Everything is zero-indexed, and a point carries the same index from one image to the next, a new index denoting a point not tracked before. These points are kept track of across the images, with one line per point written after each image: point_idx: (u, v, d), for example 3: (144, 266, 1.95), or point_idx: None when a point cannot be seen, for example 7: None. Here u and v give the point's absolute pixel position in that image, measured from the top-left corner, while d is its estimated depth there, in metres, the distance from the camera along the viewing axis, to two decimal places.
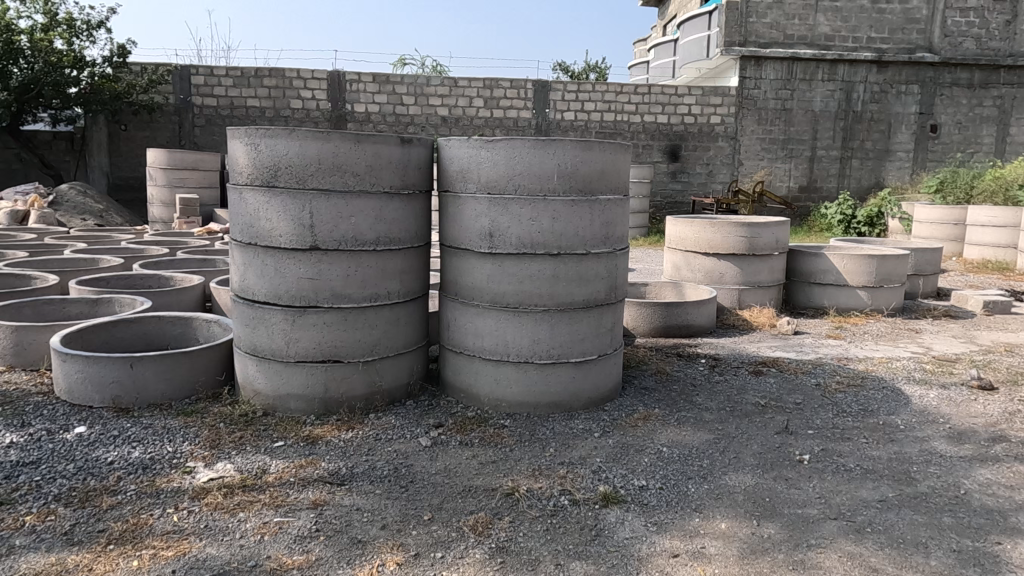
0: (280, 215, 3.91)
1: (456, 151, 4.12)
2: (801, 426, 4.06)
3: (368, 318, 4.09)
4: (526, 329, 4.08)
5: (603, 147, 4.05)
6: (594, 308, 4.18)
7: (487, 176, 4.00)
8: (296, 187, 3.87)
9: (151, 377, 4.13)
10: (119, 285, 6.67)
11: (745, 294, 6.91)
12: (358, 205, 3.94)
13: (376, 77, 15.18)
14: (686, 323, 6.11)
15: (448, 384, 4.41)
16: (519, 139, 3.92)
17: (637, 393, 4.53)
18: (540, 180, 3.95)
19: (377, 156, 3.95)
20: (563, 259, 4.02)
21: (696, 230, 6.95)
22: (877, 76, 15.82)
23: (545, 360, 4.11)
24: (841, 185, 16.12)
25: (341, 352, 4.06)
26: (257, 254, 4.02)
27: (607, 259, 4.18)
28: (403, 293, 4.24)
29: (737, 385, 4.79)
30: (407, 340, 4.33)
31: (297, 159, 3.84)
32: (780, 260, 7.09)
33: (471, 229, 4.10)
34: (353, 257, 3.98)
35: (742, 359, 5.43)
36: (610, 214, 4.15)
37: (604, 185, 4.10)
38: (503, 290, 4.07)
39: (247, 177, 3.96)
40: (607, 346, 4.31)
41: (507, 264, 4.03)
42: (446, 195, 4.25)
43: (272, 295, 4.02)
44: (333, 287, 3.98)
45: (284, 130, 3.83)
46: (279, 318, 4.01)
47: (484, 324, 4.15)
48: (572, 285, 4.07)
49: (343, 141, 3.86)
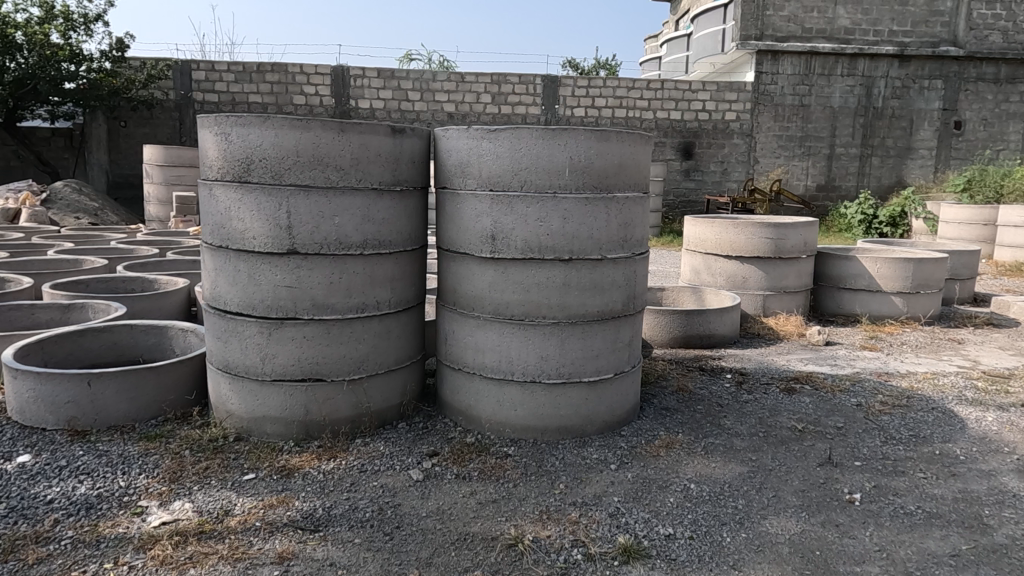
0: (254, 214, 3.44)
1: (454, 143, 3.65)
2: (846, 456, 3.56)
3: (355, 331, 3.62)
4: (533, 344, 3.60)
5: (621, 137, 3.57)
6: (610, 320, 3.69)
7: (490, 170, 3.52)
8: (271, 182, 3.40)
9: (111, 395, 3.67)
10: (99, 289, 6.24)
11: (770, 300, 6.41)
12: (341, 204, 3.47)
13: (381, 72, 14.72)
14: (708, 332, 5.62)
15: (446, 405, 3.94)
16: (525, 127, 3.44)
17: (658, 415, 4.04)
18: (550, 174, 3.46)
19: (364, 148, 3.48)
20: (576, 265, 3.54)
21: (717, 231, 6.44)
22: (899, 70, 15.21)
23: (555, 380, 3.63)
24: (861, 184, 15.55)
25: (324, 370, 3.59)
26: (230, 258, 3.55)
27: (625, 265, 3.68)
28: (394, 303, 3.76)
29: (769, 406, 4.29)
30: (399, 355, 3.86)
31: (272, 150, 3.37)
32: (808, 264, 6.57)
33: (471, 230, 3.62)
34: (337, 263, 3.51)
35: (771, 374, 4.92)
36: (628, 214, 3.66)
37: (622, 181, 3.62)
38: (507, 300, 3.59)
39: (218, 171, 3.50)
40: (624, 363, 3.82)
41: (512, 271, 3.55)
42: (443, 192, 3.77)
43: (246, 305, 3.55)
44: (314, 297, 3.51)
45: (258, 118, 3.37)
46: (254, 331, 3.55)
47: (485, 338, 3.67)
48: (586, 294, 3.59)
49: (325, 131, 3.39)
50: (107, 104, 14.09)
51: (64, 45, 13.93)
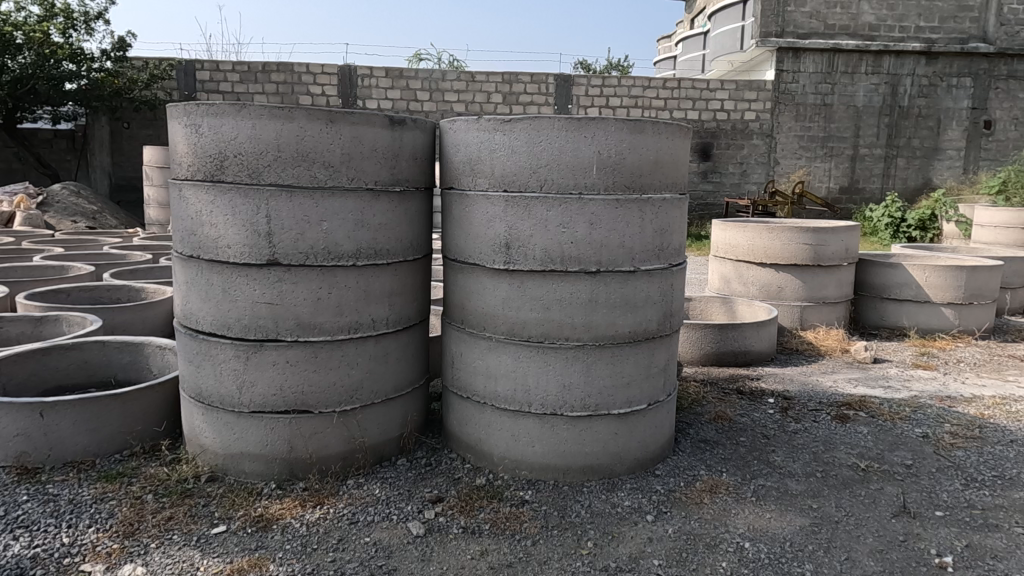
0: (229, 219, 2.94)
1: (462, 137, 3.15)
2: (923, 504, 3.02)
3: (346, 354, 3.12)
4: (553, 371, 3.09)
5: (657, 128, 3.05)
6: (643, 342, 3.17)
7: (504, 167, 3.01)
8: (249, 182, 2.91)
9: (67, 427, 3.19)
10: (81, 299, 5.79)
11: (808, 312, 5.88)
12: (330, 207, 2.97)
13: (389, 71, 14.22)
14: (743, 349, 5.08)
15: (453, 438, 3.44)
16: (545, 116, 2.93)
17: (696, 450, 3.51)
18: (574, 172, 2.95)
19: (356, 142, 2.98)
20: (604, 279, 3.02)
21: (750, 237, 5.89)
22: (926, 68, 14.57)
23: (579, 412, 3.11)
24: (886, 186, 14.92)
25: (311, 400, 3.09)
26: (201, 270, 3.06)
27: (660, 278, 3.16)
28: (393, 322, 3.25)
29: (822, 438, 3.74)
30: (399, 380, 3.36)
31: (249, 144, 2.88)
32: (849, 272, 6.02)
33: (481, 237, 3.11)
34: (325, 276, 3.01)
35: (818, 398, 4.38)
36: (664, 219, 3.14)
37: (658, 180, 3.09)
38: (524, 320, 3.07)
39: (188, 168, 3.01)
40: (659, 392, 3.30)
41: (529, 285, 3.04)
42: (450, 193, 3.26)
43: (220, 325, 3.05)
44: (298, 315, 3.01)
45: (232, 106, 2.88)
46: (230, 355, 3.06)
47: (498, 362, 3.16)
48: (616, 312, 3.07)
49: (311, 121, 2.89)
50: (109, 105, 13.74)
51: (63, 45, 13.57)
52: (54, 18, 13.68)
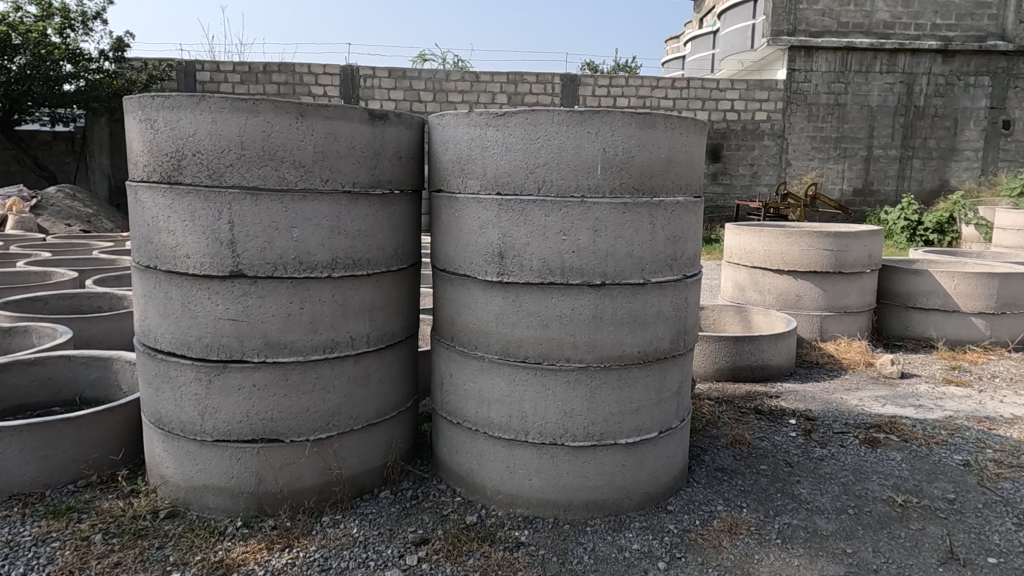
0: (189, 225, 2.62)
1: (451, 133, 2.82)
2: (973, 548, 2.65)
3: (321, 376, 2.79)
4: (553, 397, 2.75)
5: (670, 123, 2.71)
6: (654, 363, 2.82)
7: (497, 167, 2.68)
8: (210, 183, 2.59)
9: (13, 455, 2.87)
10: (59, 307, 5.50)
11: (828, 322, 5.52)
12: (302, 212, 2.64)
13: (391, 72, 13.89)
14: (760, 363, 4.73)
15: (442, 467, 3.11)
16: (544, 109, 2.59)
17: (712, 482, 3.17)
18: (576, 171, 2.61)
19: (331, 139, 2.65)
20: (610, 293, 2.68)
21: (766, 242, 5.53)
22: (942, 67, 14.15)
23: (582, 443, 2.77)
24: (902, 187, 14.50)
25: (281, 428, 2.76)
26: (160, 282, 2.74)
27: (673, 292, 2.82)
28: (375, 339, 2.92)
29: (851, 466, 3.38)
30: (382, 404, 3.02)
31: (210, 142, 2.56)
32: (872, 280, 5.65)
33: (472, 245, 2.77)
34: (296, 289, 2.68)
35: (844, 419, 4.01)
36: (677, 225, 2.79)
37: (671, 181, 2.75)
38: (520, 339, 2.73)
39: (143, 168, 2.69)
40: (672, 418, 2.96)
41: (525, 299, 2.70)
42: (439, 195, 2.93)
43: (180, 344, 2.73)
44: (265, 333, 2.68)
45: (190, 98, 2.55)
46: (191, 377, 2.73)
47: (492, 386, 2.83)
48: (623, 330, 2.72)
49: (279, 115, 2.56)
50: (108, 106, 13.51)
51: (60, 44, 13.35)
52: (51, 18, 13.47)
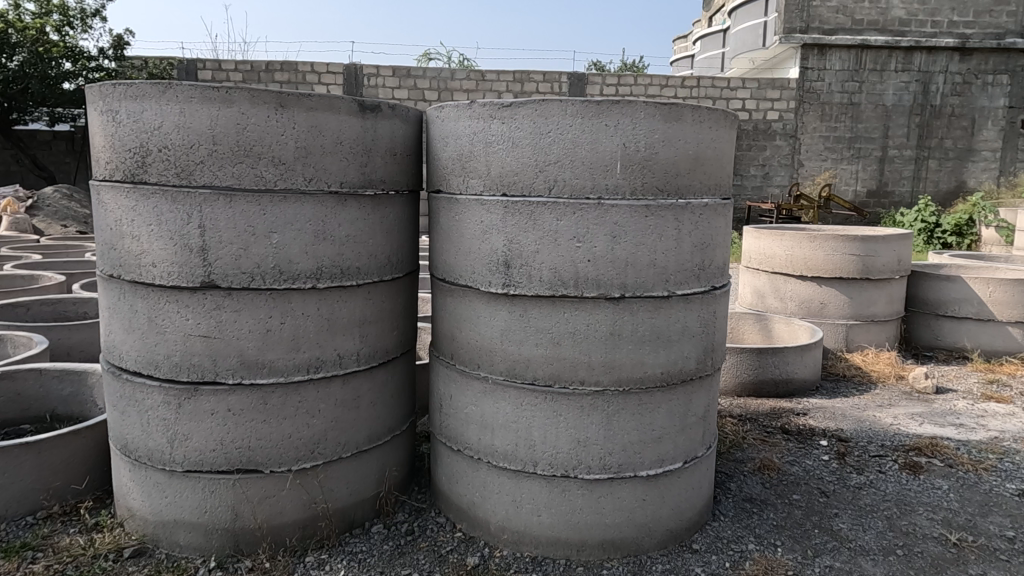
0: (155, 230, 2.32)
1: (451, 127, 2.51)
2: None
3: (305, 399, 2.49)
4: (565, 424, 2.44)
5: (698, 115, 2.39)
6: (679, 385, 2.51)
7: (503, 165, 2.37)
8: (178, 182, 2.28)
9: None
10: (41, 313, 5.23)
11: (854, 332, 5.20)
12: (282, 215, 2.34)
13: (396, 70, 13.57)
14: (785, 377, 4.41)
15: (442, 498, 2.80)
16: (556, 99, 2.28)
17: (741, 515, 2.85)
18: (591, 169, 2.30)
19: (316, 133, 2.35)
20: (629, 308, 2.37)
21: (788, 246, 5.20)
22: (959, 65, 13.76)
23: (597, 475, 2.47)
24: (918, 188, 14.12)
25: (260, 457, 2.46)
26: (124, 293, 2.44)
27: (700, 305, 2.51)
28: (365, 358, 2.62)
29: (894, 496, 3.06)
30: (374, 428, 2.72)
31: (177, 136, 2.25)
32: (900, 286, 5.32)
33: (474, 253, 2.47)
34: (276, 302, 2.38)
35: (880, 440, 3.68)
36: (705, 230, 2.48)
37: (699, 180, 2.44)
38: (528, 358, 2.43)
39: (104, 165, 2.39)
40: (697, 446, 2.65)
41: (534, 315, 2.40)
42: (438, 196, 2.63)
43: (147, 363, 2.43)
44: (241, 352, 2.38)
45: (153, 86, 2.24)
46: (158, 400, 2.43)
47: (495, 410, 2.52)
48: (644, 349, 2.41)
49: (255, 105, 2.26)
50: None
51: (59, 42, 13.12)
52: (49, 15, 13.22)
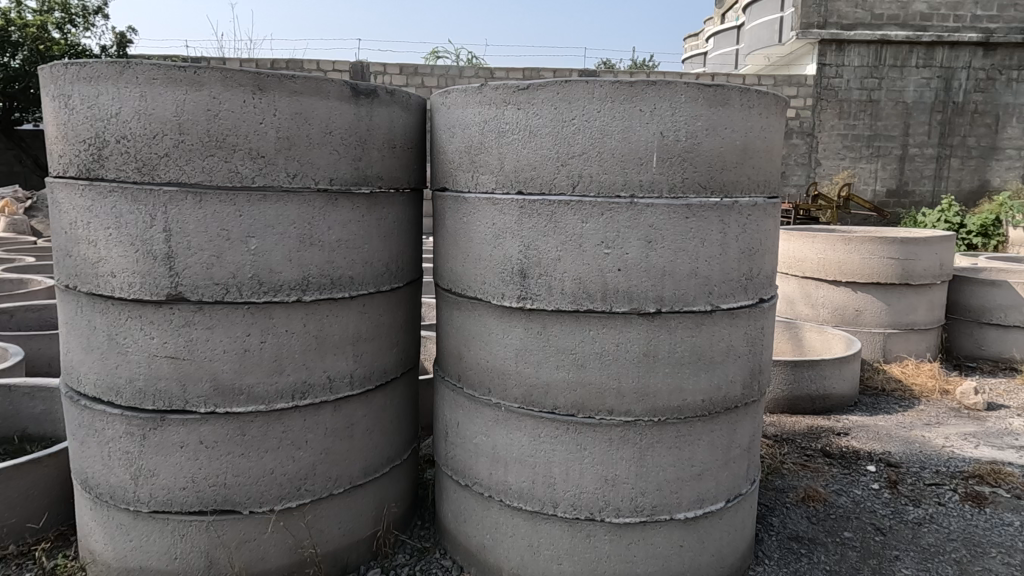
0: (114, 234, 1.99)
1: (458, 114, 2.18)
2: None
3: (290, 429, 2.16)
4: (591, 460, 2.09)
5: (746, 99, 2.05)
6: (722, 414, 2.17)
7: (518, 158, 2.04)
8: (139, 179, 1.95)
9: None
10: (26, 320, 4.93)
11: (892, 341, 4.84)
12: (262, 217, 2.01)
13: (402, 68, 13.26)
14: (822, 393, 4.05)
15: (448, 538, 2.47)
16: (581, 79, 1.94)
17: (788, 558, 2.51)
18: (623, 162, 1.96)
19: (301, 121, 2.02)
20: (666, 325, 2.03)
21: (821, 249, 4.81)
22: (983, 60, 13.28)
23: (628, 519, 2.12)
24: (941, 188, 13.67)
25: (238, 496, 2.14)
26: (81, 307, 2.12)
27: (747, 321, 2.16)
28: (360, 380, 2.29)
29: (959, 535, 2.70)
30: (372, 459, 2.39)
31: (138, 124, 1.92)
32: (942, 292, 4.95)
33: (485, 261, 2.13)
34: (255, 317, 2.05)
35: (934, 465, 3.32)
36: (754, 234, 2.13)
37: (746, 175, 2.09)
38: (548, 384, 2.09)
39: (57, 159, 2.06)
40: (740, 481, 2.30)
41: (555, 334, 2.06)
42: (443, 195, 2.29)
43: (107, 388, 2.11)
44: (215, 375, 2.05)
45: (109, 66, 1.91)
46: (120, 430, 2.10)
47: (509, 442, 2.18)
48: (684, 373, 2.07)
49: (229, 87, 1.92)
50: None
51: (60, 40, 12.90)
52: (52, 13, 13.02)
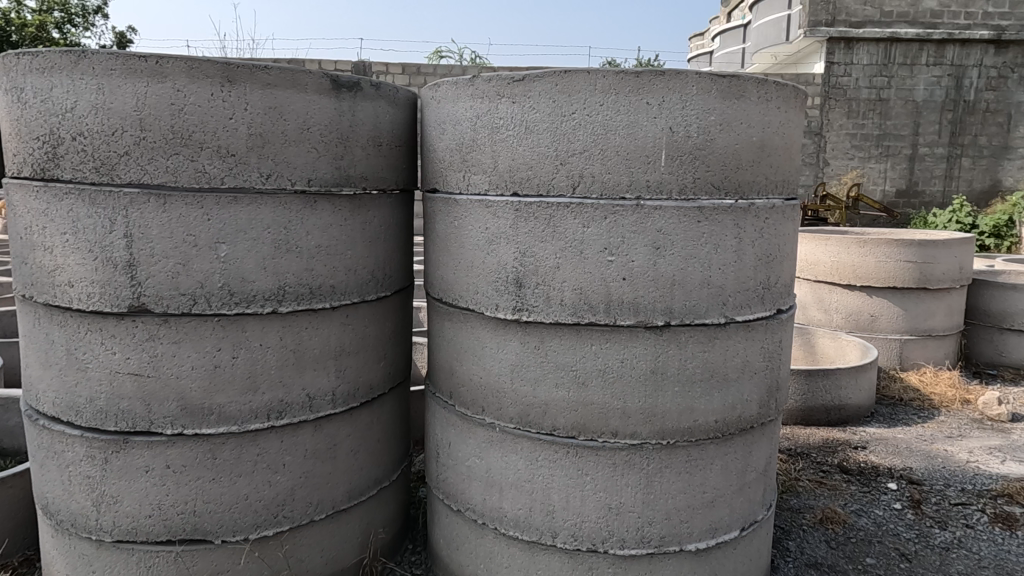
0: (71, 240, 1.82)
1: (448, 109, 2.00)
2: None
3: (265, 451, 1.99)
4: (592, 487, 1.91)
5: (763, 91, 1.86)
6: (736, 436, 1.99)
7: (513, 157, 1.86)
8: (98, 180, 1.78)
9: None
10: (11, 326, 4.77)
11: (910, 348, 4.64)
12: (232, 221, 1.83)
13: (404, 67, 13.09)
14: (837, 404, 3.86)
15: (440, 565, 2.30)
16: (582, 69, 1.76)
17: None
18: (628, 161, 1.78)
19: (276, 115, 1.84)
20: (676, 339, 1.85)
21: (834, 252, 4.62)
22: (994, 58, 13.04)
23: (633, 550, 1.94)
24: (951, 188, 13.42)
25: (209, 525, 1.97)
26: (38, 319, 1.95)
27: (764, 334, 1.97)
28: (343, 398, 2.11)
29: (990, 562, 2.50)
30: (357, 482, 2.22)
31: (95, 120, 1.75)
32: (960, 297, 4.75)
33: (478, 268, 1.96)
34: (226, 331, 1.88)
35: (959, 483, 3.12)
36: (771, 239, 1.95)
37: (763, 175, 1.91)
38: (546, 403, 1.91)
39: (11, 158, 1.90)
40: (756, 507, 2.12)
41: (554, 349, 1.88)
42: (433, 197, 2.11)
43: (66, 408, 1.94)
44: (182, 394, 1.88)
45: (63, 55, 1.74)
46: (81, 453, 1.93)
47: (504, 466, 2.00)
48: (695, 391, 1.89)
49: (194, 79, 1.75)
50: None
51: (59, 41, 12.80)
52: (51, 12, 12.93)
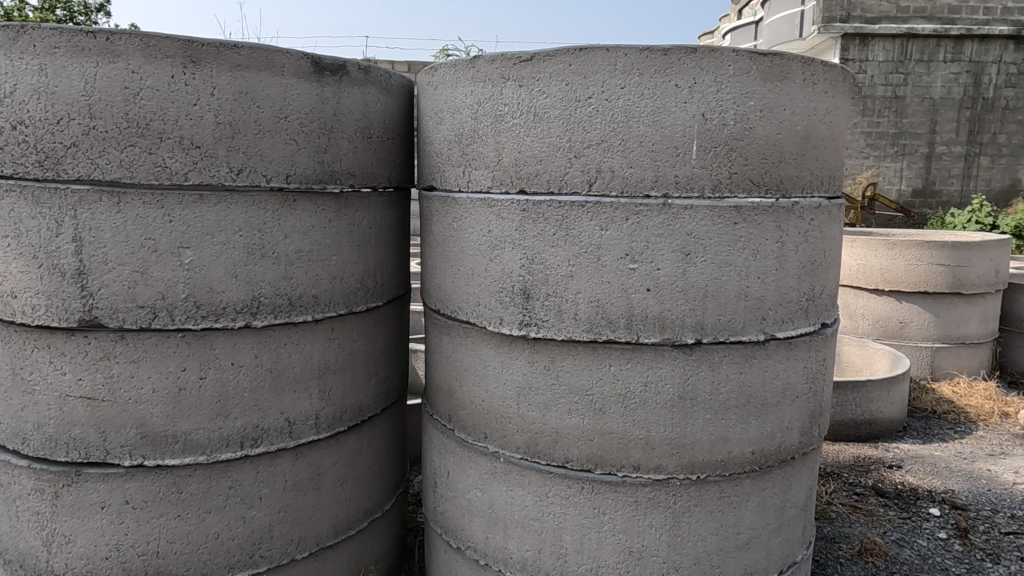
0: (12, 245, 1.59)
1: (446, 95, 1.76)
2: None
3: (239, 483, 1.75)
4: (611, 528, 1.67)
5: (809, 73, 1.61)
6: (775, 468, 1.74)
7: (520, 149, 1.62)
8: (43, 176, 1.55)
9: None
10: None
11: (941, 356, 4.37)
12: (198, 223, 1.60)
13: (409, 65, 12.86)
14: (868, 418, 3.59)
15: None
16: (598, 46, 1.51)
17: None
18: (653, 153, 1.53)
19: (248, 101, 1.61)
20: (708, 358, 1.60)
21: (862, 254, 4.34)
22: (1014, 54, 12.68)
23: None
24: (969, 188, 13.09)
25: (174, 567, 1.73)
26: None
27: (808, 352, 1.72)
28: (329, 422, 1.88)
29: None
30: (345, 514, 1.98)
31: (37, 107, 1.52)
32: (995, 302, 4.47)
33: (480, 277, 1.72)
34: (192, 348, 1.65)
35: (1009, 508, 2.85)
36: (816, 243, 1.70)
37: (808, 170, 1.66)
38: (557, 432, 1.66)
39: None
40: (795, 547, 1.87)
41: (566, 370, 1.63)
42: (431, 195, 1.87)
43: (11, 434, 1.71)
44: (143, 419, 1.65)
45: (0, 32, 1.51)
46: (29, 485, 1.70)
47: (509, 501, 1.76)
48: (729, 418, 1.64)
49: (151, 58, 1.52)
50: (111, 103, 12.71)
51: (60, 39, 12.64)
52: (53, 12, 12.76)
